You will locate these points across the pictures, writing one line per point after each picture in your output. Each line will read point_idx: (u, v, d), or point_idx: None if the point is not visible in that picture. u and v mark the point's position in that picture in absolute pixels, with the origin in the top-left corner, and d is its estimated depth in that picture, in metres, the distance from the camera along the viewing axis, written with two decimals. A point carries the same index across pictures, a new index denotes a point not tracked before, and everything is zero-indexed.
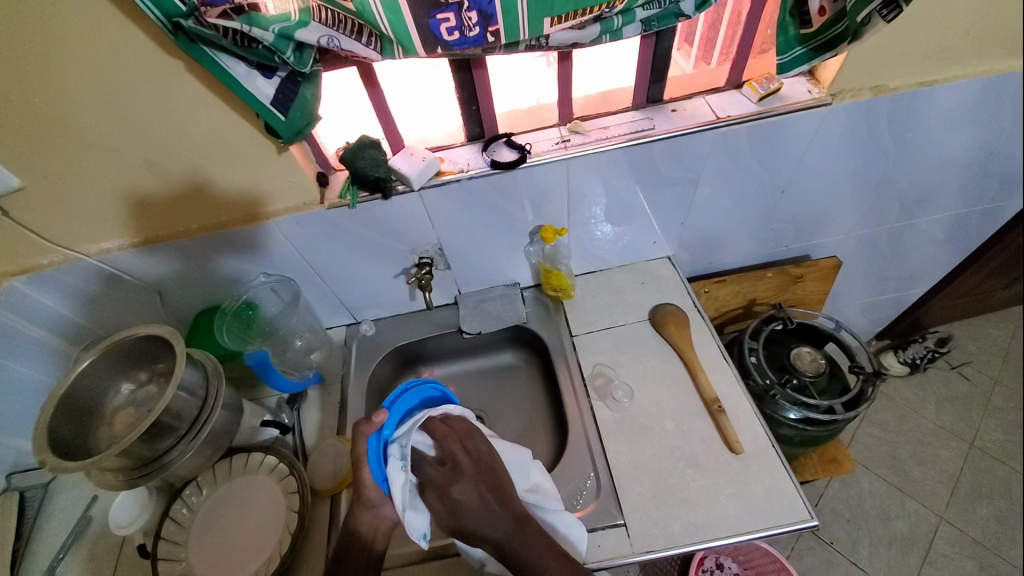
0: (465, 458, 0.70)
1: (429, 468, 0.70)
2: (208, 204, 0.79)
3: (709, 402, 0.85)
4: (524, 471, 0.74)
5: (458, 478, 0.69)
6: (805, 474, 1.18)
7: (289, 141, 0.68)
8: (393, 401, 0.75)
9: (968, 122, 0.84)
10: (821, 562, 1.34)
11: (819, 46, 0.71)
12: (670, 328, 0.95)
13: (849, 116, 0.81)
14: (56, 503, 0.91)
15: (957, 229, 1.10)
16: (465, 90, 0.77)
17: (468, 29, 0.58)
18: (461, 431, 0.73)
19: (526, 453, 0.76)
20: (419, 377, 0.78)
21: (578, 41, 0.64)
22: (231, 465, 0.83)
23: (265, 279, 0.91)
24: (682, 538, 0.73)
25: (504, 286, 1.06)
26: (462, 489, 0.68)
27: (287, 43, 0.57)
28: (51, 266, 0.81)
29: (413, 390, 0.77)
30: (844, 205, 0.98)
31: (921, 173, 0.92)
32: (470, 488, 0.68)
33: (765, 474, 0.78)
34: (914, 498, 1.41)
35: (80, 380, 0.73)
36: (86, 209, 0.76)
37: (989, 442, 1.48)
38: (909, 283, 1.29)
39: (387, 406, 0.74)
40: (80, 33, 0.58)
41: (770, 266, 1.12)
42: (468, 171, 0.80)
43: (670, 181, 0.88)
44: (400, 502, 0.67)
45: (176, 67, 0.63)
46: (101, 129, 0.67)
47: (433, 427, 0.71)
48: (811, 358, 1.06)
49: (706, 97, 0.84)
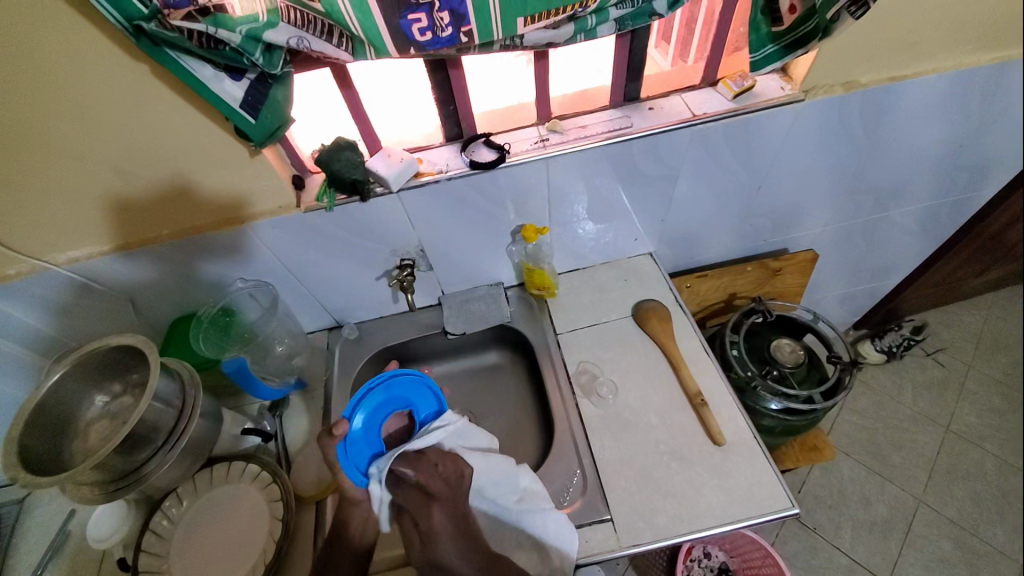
0: (440, 485, 0.70)
1: (407, 489, 0.70)
2: (181, 208, 0.77)
3: (691, 396, 0.86)
4: (511, 482, 0.74)
5: (432, 504, 0.68)
6: (787, 462, 1.21)
7: (260, 143, 0.66)
8: (353, 409, 0.78)
9: (934, 115, 0.86)
10: (805, 548, 1.38)
11: (791, 43, 0.72)
12: (653, 324, 0.95)
13: (821, 111, 0.82)
14: (32, 519, 0.88)
15: (928, 220, 1.13)
16: (441, 91, 0.76)
17: (440, 29, 0.58)
18: (435, 455, 0.73)
19: (512, 461, 0.77)
20: (386, 373, 0.82)
21: (553, 41, 0.64)
22: (212, 475, 0.81)
23: (243, 284, 0.89)
24: (667, 530, 0.74)
25: (487, 286, 1.05)
26: (435, 517, 0.67)
27: (255, 44, 0.56)
28: (19, 277, 0.77)
29: (383, 386, 0.81)
30: (820, 198, 1.00)
31: (891, 166, 0.95)
32: (443, 517, 0.67)
33: (747, 465, 0.79)
34: (893, 483, 1.46)
35: (51, 394, 0.71)
36: (52, 216, 0.73)
37: (963, 426, 1.53)
38: (884, 274, 1.33)
39: (348, 414, 0.77)
40: (39, 37, 0.56)
41: (748, 261, 1.14)
42: (447, 172, 0.80)
43: (649, 178, 0.88)
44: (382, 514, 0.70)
45: (139, 69, 0.61)
46: (66, 134, 0.64)
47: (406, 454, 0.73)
48: (791, 349, 1.09)
49: (682, 94, 0.85)
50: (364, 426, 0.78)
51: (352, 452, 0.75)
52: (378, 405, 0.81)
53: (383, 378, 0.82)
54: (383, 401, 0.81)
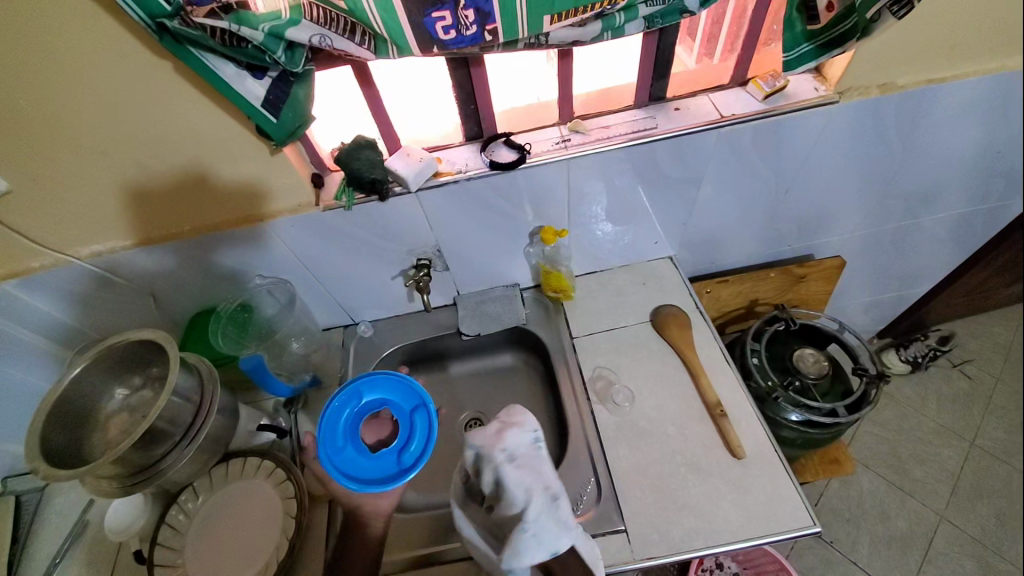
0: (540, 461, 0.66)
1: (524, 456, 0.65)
2: (199, 204, 0.77)
3: (711, 405, 0.84)
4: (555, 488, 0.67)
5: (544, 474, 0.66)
6: (806, 474, 1.18)
7: (279, 143, 0.66)
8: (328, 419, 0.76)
9: (976, 118, 0.82)
10: (820, 561, 1.34)
11: (825, 43, 0.69)
12: (671, 330, 0.93)
13: (855, 114, 0.79)
14: (53, 507, 0.90)
15: (962, 228, 1.08)
16: (463, 89, 0.75)
17: (465, 27, 0.57)
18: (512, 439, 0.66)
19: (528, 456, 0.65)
20: (353, 383, 0.79)
21: (578, 39, 0.62)
22: (228, 470, 0.81)
23: (260, 280, 0.90)
24: (683, 544, 0.73)
25: (503, 287, 1.04)
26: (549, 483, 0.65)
27: (277, 42, 0.55)
28: (42, 269, 0.78)
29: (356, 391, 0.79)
30: (849, 202, 0.96)
31: (927, 172, 0.91)
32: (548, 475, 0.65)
33: (767, 480, 0.77)
34: (915, 497, 1.41)
35: (73, 385, 0.72)
36: (76, 211, 0.74)
37: (990, 441, 1.47)
38: (913, 282, 1.28)
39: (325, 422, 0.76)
40: (65, 32, 0.56)
41: (772, 266, 1.11)
42: (466, 172, 0.79)
43: (672, 180, 0.86)
44: (554, 486, 0.63)
45: (161, 66, 0.61)
46: (91, 129, 0.65)
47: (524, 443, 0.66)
48: (815, 360, 1.05)
49: (709, 95, 0.82)
50: (346, 433, 0.76)
51: (337, 459, 0.74)
52: (354, 413, 0.78)
53: (359, 385, 0.80)
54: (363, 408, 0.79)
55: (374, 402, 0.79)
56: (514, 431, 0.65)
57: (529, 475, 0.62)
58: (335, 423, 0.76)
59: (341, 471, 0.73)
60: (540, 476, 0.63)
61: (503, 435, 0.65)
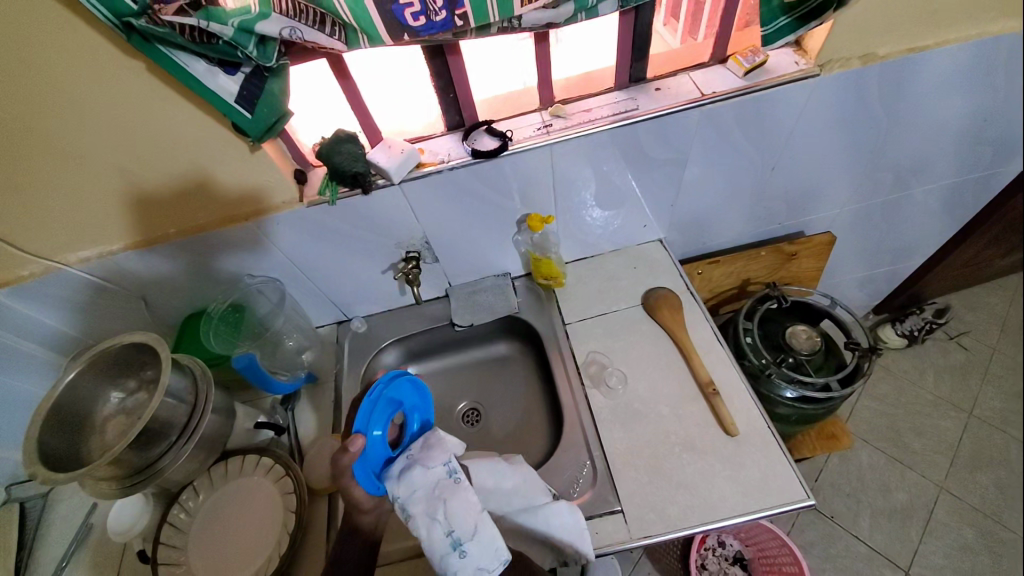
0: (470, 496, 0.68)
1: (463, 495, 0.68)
2: (184, 207, 0.78)
3: (702, 384, 0.85)
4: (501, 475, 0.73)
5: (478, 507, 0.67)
6: (803, 451, 1.19)
7: (258, 139, 0.66)
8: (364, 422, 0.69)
9: (962, 85, 0.81)
10: (821, 536, 1.36)
11: (804, 15, 0.68)
12: (662, 312, 0.94)
13: (837, 86, 0.79)
14: (57, 511, 0.91)
15: (953, 198, 1.08)
16: (441, 78, 0.74)
17: (434, 13, 0.57)
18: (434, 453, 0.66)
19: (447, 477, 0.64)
20: (381, 382, 0.72)
21: (552, 21, 0.62)
22: (227, 468, 0.82)
23: (251, 280, 0.90)
24: (680, 521, 0.73)
25: (494, 277, 1.05)
26: None
27: (248, 37, 0.55)
28: (32, 277, 0.79)
29: (381, 397, 0.72)
30: (836, 176, 0.96)
31: (914, 143, 0.90)
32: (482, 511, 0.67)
33: (761, 455, 0.78)
34: (915, 469, 1.42)
35: (69, 390, 0.72)
36: (61, 217, 0.74)
37: (989, 411, 1.48)
38: (907, 255, 1.28)
39: (360, 429, 0.68)
40: (36, 34, 0.55)
41: (762, 245, 1.11)
42: (449, 162, 0.78)
43: (656, 162, 0.86)
44: (456, 531, 0.61)
45: (135, 66, 0.60)
46: (70, 134, 0.65)
47: (429, 476, 0.64)
48: (807, 336, 1.06)
49: (690, 73, 0.82)
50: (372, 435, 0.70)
51: (370, 464, 0.69)
52: (380, 417, 0.72)
53: (381, 388, 0.72)
54: (379, 415, 0.71)
55: (395, 401, 0.74)
56: (419, 469, 0.65)
57: (431, 521, 0.61)
58: (370, 429, 0.69)
59: (373, 475, 0.69)
60: (439, 521, 0.61)
61: (406, 475, 0.65)
